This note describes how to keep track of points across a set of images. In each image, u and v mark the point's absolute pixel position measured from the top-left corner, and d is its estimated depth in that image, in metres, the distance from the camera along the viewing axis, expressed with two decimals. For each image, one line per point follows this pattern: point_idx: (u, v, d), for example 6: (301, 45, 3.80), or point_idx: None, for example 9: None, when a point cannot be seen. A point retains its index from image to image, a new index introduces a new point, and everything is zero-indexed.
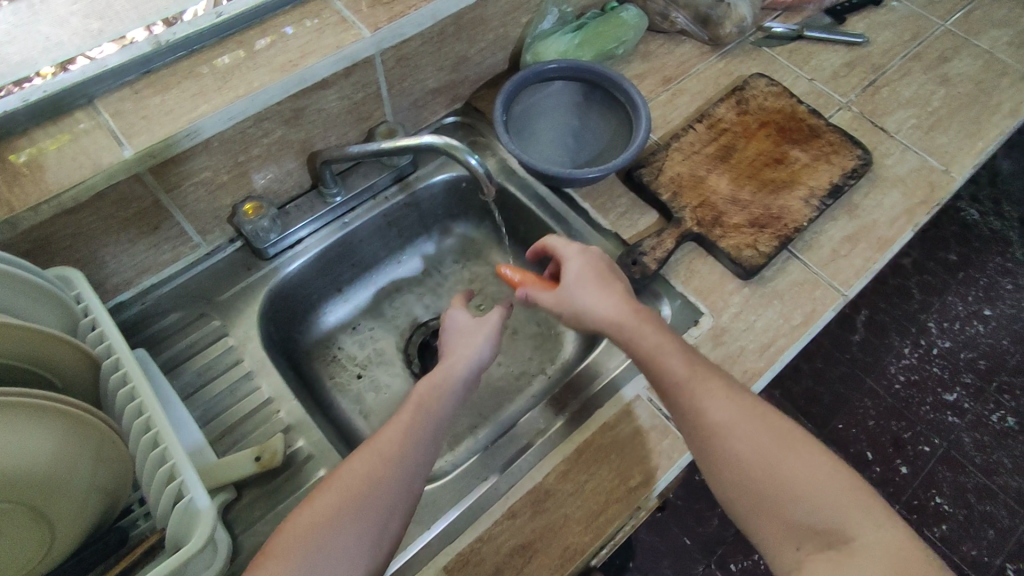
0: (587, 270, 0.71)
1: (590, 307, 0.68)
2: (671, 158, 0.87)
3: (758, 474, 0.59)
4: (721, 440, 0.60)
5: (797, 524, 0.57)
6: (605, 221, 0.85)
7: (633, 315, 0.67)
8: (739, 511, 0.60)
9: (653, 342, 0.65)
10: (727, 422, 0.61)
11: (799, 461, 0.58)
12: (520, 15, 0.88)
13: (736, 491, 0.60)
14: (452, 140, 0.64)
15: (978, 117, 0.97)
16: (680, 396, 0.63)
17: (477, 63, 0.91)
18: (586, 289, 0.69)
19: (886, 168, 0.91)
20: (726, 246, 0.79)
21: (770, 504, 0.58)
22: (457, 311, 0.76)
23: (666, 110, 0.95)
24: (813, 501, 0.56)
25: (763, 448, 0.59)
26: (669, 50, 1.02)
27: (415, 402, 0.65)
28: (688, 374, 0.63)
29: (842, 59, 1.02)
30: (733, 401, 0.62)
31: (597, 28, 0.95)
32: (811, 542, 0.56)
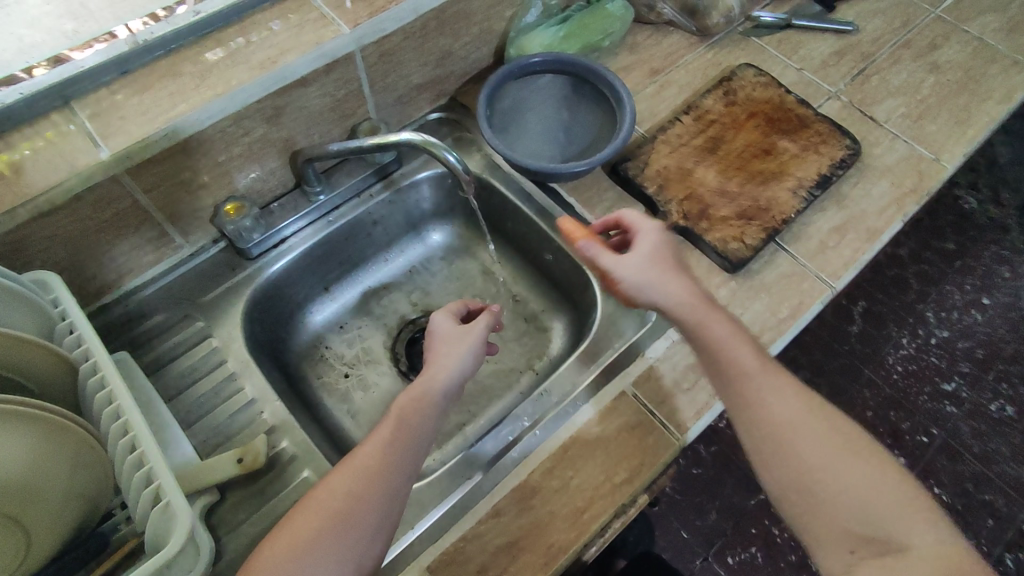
0: (660, 250, 0.70)
1: (664, 283, 0.67)
2: (657, 151, 0.86)
3: (817, 475, 0.60)
4: (783, 437, 0.62)
5: (850, 524, 0.58)
6: (591, 215, 0.84)
7: (703, 303, 0.66)
8: (790, 506, 0.61)
9: (723, 332, 0.65)
10: (790, 421, 0.62)
11: (863, 468, 0.59)
12: (504, 8, 0.87)
13: (792, 488, 0.61)
14: (429, 137, 0.63)
15: (967, 104, 0.96)
16: (746, 390, 0.64)
17: (462, 58, 0.89)
18: (657, 267, 0.69)
19: (875, 157, 0.90)
20: (713, 239, 0.79)
21: (826, 505, 0.59)
22: (442, 319, 0.75)
23: (653, 103, 0.94)
24: (870, 509, 0.58)
25: (827, 450, 0.60)
26: (657, 41, 1.00)
27: (396, 409, 0.65)
28: (759, 369, 0.64)
29: (831, 47, 1.01)
30: (801, 402, 0.63)
31: (583, 19, 0.93)
32: (866, 548, 0.57)
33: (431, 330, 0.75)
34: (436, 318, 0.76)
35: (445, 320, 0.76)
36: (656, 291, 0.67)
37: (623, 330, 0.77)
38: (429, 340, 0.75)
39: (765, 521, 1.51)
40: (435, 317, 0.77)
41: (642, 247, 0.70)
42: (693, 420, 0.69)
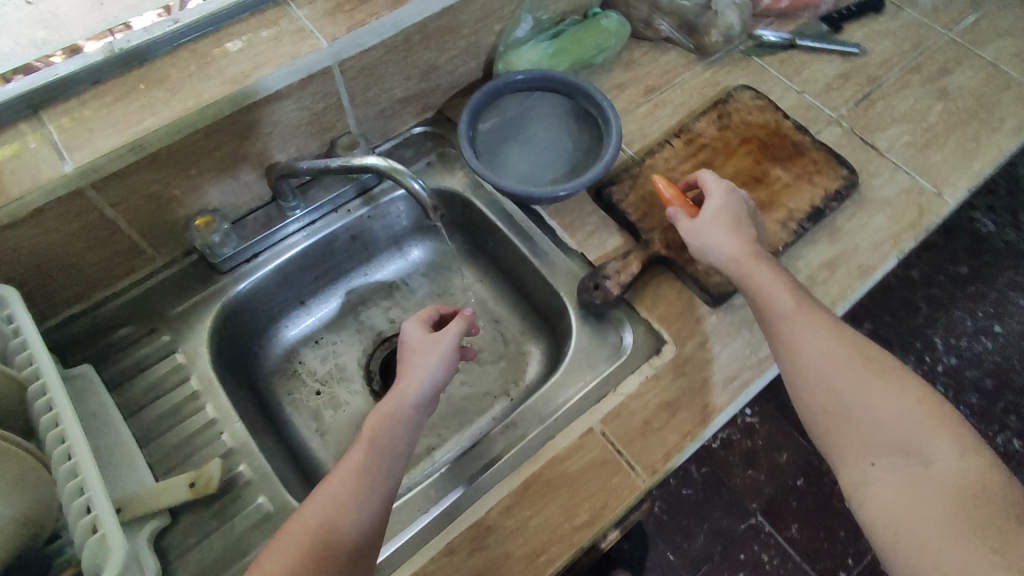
0: (725, 209, 0.74)
1: (721, 242, 0.72)
2: (644, 176, 0.83)
3: (843, 397, 0.65)
4: (814, 368, 0.66)
5: (876, 441, 0.63)
6: (572, 240, 0.81)
7: (754, 258, 0.71)
8: (820, 430, 0.66)
9: (764, 280, 0.70)
10: (822, 353, 0.67)
11: (890, 394, 0.64)
12: (493, 22, 0.85)
13: (820, 410, 0.66)
14: (396, 163, 0.61)
15: (978, 133, 0.91)
16: (780, 327, 0.69)
17: (448, 72, 0.87)
18: (718, 226, 0.73)
19: (873, 188, 0.86)
20: (694, 271, 0.76)
21: (852, 426, 0.64)
22: (415, 328, 0.74)
23: (644, 123, 0.91)
24: (895, 427, 0.62)
25: (855, 377, 0.65)
26: (654, 58, 0.96)
27: (375, 417, 0.64)
28: (794, 310, 0.68)
29: (836, 69, 0.97)
30: (833, 337, 0.67)
31: (578, 33, 0.91)
32: (887, 460, 0.62)
33: (403, 338, 0.73)
34: (408, 326, 0.74)
35: (419, 328, 0.74)
36: (711, 251, 0.73)
37: (595, 363, 0.75)
38: (401, 349, 0.73)
39: (753, 547, 1.49)
40: (408, 325, 0.75)
41: (709, 209, 0.75)
42: (661, 463, 0.67)
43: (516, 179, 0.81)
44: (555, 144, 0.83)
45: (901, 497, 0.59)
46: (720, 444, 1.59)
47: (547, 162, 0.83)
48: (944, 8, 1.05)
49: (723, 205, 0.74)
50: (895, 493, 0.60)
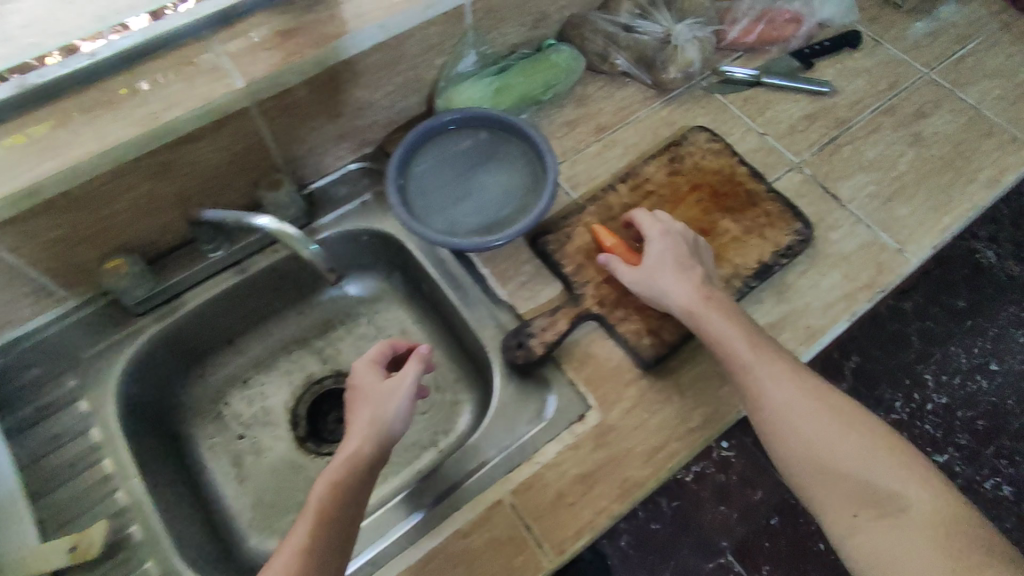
0: (667, 251, 0.70)
1: (670, 288, 0.69)
2: (583, 224, 0.79)
3: (818, 452, 0.62)
4: (784, 421, 0.64)
5: (853, 489, 0.61)
6: (503, 291, 0.77)
7: (707, 303, 0.68)
8: (797, 482, 0.63)
9: (722, 328, 0.67)
10: (791, 408, 0.64)
11: (856, 437, 0.62)
12: (434, 56, 0.80)
13: (799, 465, 0.63)
14: (287, 225, 0.69)
15: (950, 185, 0.85)
16: (746, 379, 0.65)
17: (385, 107, 0.83)
18: (664, 270, 0.70)
19: (830, 243, 0.81)
20: (625, 331, 0.72)
21: (828, 477, 0.61)
22: (367, 375, 0.71)
23: (593, 165, 0.86)
24: (868, 472, 0.61)
25: (824, 430, 0.63)
26: (609, 93, 0.92)
27: (327, 481, 0.62)
28: (755, 358, 0.65)
29: (802, 110, 0.92)
30: (795, 386, 0.65)
31: (528, 66, 0.87)
32: (869, 510, 0.60)
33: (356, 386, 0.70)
34: (360, 372, 0.71)
35: (373, 374, 0.71)
36: (664, 298, 0.69)
37: (515, 426, 0.71)
38: (354, 397, 0.70)
39: None
40: (359, 371, 0.71)
41: (652, 253, 0.71)
42: (571, 541, 0.63)
43: (451, 228, 0.76)
44: (491, 189, 0.79)
45: (888, 549, 0.58)
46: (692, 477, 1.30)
47: (483, 207, 0.78)
48: (928, 42, 0.97)
49: (666, 245, 0.71)
50: (881, 545, 0.58)
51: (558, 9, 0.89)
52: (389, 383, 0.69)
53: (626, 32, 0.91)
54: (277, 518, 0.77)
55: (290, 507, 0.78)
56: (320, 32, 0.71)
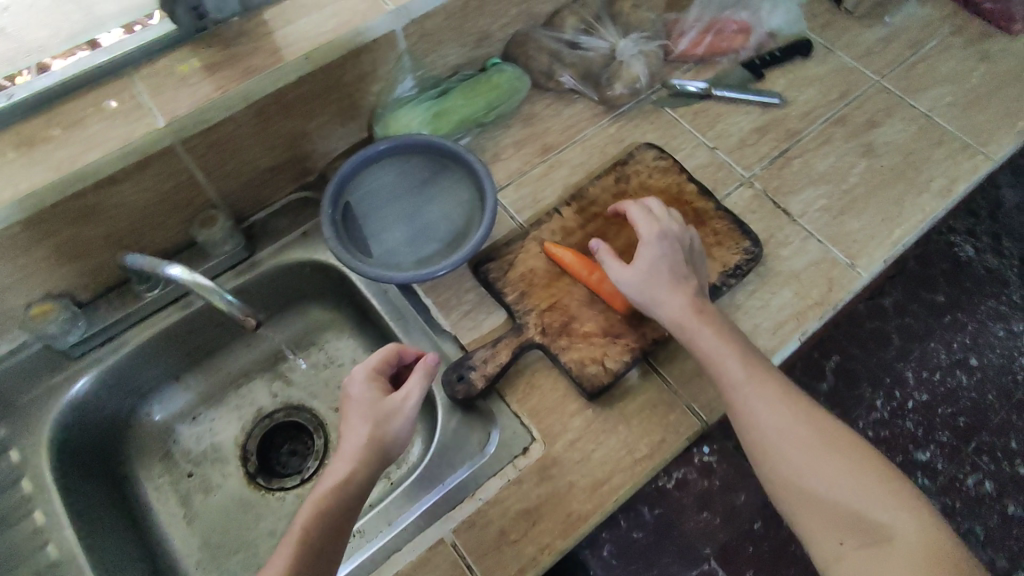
0: (664, 259, 0.69)
1: (661, 299, 0.68)
2: (526, 250, 0.77)
3: (806, 474, 0.61)
4: (773, 442, 0.63)
5: (839, 515, 0.59)
6: (445, 321, 0.75)
7: (699, 317, 0.67)
8: (783, 506, 0.62)
9: (710, 345, 0.66)
10: (780, 427, 0.63)
11: (844, 462, 0.61)
12: (368, 83, 0.80)
13: (786, 486, 0.62)
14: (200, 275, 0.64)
15: (901, 197, 0.83)
16: (735, 398, 0.65)
17: (321, 137, 0.82)
18: (656, 279, 0.68)
19: (781, 259, 0.79)
20: (569, 360, 0.70)
21: (813, 502, 0.60)
22: (369, 388, 0.66)
23: (538, 186, 0.85)
24: (854, 498, 0.59)
25: (813, 452, 0.62)
26: (556, 111, 0.90)
27: (314, 503, 0.60)
28: (745, 377, 0.65)
29: (753, 122, 0.89)
30: (787, 406, 0.64)
31: (470, 86, 0.85)
32: (855, 537, 0.58)
33: (353, 397, 0.66)
34: (360, 383, 0.66)
35: (374, 388, 0.66)
36: (654, 307, 0.68)
37: (458, 460, 0.69)
38: (348, 405, 0.66)
39: None
40: (357, 382, 0.66)
41: (646, 257, 0.69)
42: None
43: (389, 260, 0.75)
44: (433, 216, 0.78)
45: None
46: (673, 483, 1.23)
47: (422, 236, 0.77)
48: (880, 49, 0.96)
49: (661, 253, 0.69)
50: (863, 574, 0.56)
51: (501, 28, 0.87)
52: (391, 403, 0.64)
53: (571, 48, 0.90)
54: (224, 560, 0.75)
55: (237, 547, 0.76)
56: (246, 65, 0.70)
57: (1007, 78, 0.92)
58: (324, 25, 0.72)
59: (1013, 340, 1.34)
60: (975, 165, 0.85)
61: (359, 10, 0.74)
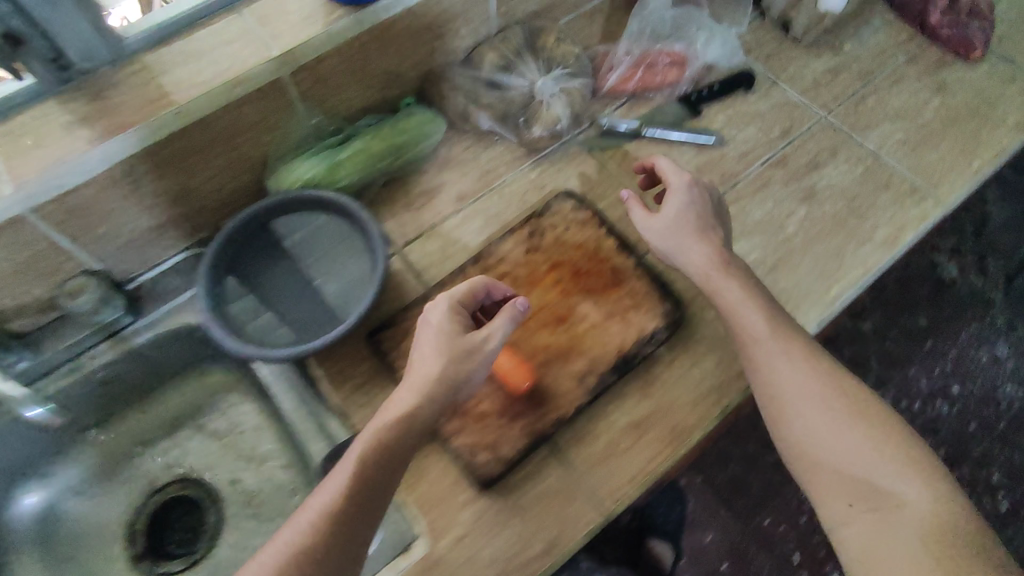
0: (691, 207, 0.69)
1: (685, 249, 0.68)
2: (424, 316, 0.71)
3: (822, 436, 0.59)
4: (793, 402, 0.60)
5: (851, 478, 0.57)
6: (335, 396, 0.69)
7: (724, 270, 0.66)
8: (796, 467, 0.60)
9: (734, 299, 0.65)
10: (802, 389, 0.61)
11: (866, 428, 0.59)
12: (260, 133, 0.73)
13: (801, 449, 0.60)
14: (13, 385, 0.71)
15: (842, 248, 0.76)
16: (757, 354, 0.63)
17: (210, 191, 0.75)
18: (682, 228, 0.68)
19: (705, 320, 0.72)
20: (460, 446, 0.63)
21: (828, 464, 0.58)
22: (451, 319, 0.61)
23: (448, 240, 0.78)
24: (870, 464, 0.57)
25: (833, 415, 0.59)
26: (475, 154, 0.83)
27: (378, 430, 0.56)
28: (770, 335, 0.63)
29: (686, 165, 0.82)
30: (812, 369, 0.61)
31: (379, 132, 0.79)
32: (864, 501, 0.56)
33: (431, 324, 0.61)
34: (441, 312, 0.61)
35: (455, 320, 0.61)
36: (679, 256, 0.68)
37: None
38: (425, 330, 0.61)
39: None
40: (439, 310, 0.61)
41: (673, 204, 0.69)
42: None
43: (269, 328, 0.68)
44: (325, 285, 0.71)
45: (877, 545, 0.54)
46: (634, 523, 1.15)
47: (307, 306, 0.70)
48: (827, 81, 0.89)
49: (688, 202, 0.69)
50: (867, 538, 0.55)
51: (411, 67, 0.81)
52: (470, 343, 0.59)
53: (489, 88, 0.82)
54: None
55: None
56: (118, 120, 0.64)
57: (961, 113, 0.85)
58: (201, 74, 0.67)
59: (996, 367, 1.26)
60: (924, 213, 0.78)
61: (241, 56, 0.68)
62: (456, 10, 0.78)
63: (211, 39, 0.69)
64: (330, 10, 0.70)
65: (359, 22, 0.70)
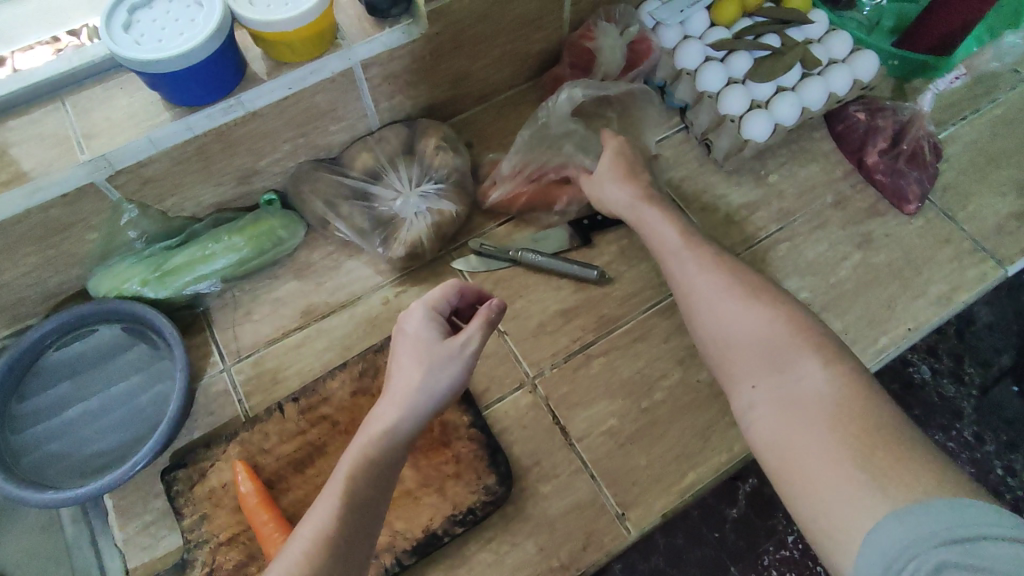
0: (620, 154, 0.74)
1: (614, 191, 0.72)
2: (227, 455, 0.65)
3: (726, 328, 0.57)
4: (699, 303, 0.60)
5: (756, 362, 0.54)
6: (118, 533, 0.63)
7: (649, 198, 0.69)
8: (714, 368, 0.58)
9: (656, 220, 0.67)
10: (707, 287, 0.60)
11: (763, 315, 0.55)
12: (81, 232, 0.67)
13: (709, 339, 0.58)
14: None
15: (709, 426, 0.67)
16: (672, 263, 0.64)
17: (31, 285, 0.69)
18: (613, 175, 0.72)
19: (536, 497, 0.64)
20: None
21: (733, 360, 0.56)
22: (428, 326, 0.57)
23: (282, 363, 0.71)
24: (767, 346, 0.54)
25: (737, 305, 0.57)
26: (336, 263, 0.76)
27: (366, 445, 0.50)
28: (681, 243, 0.64)
29: (561, 301, 0.73)
30: (715, 268, 0.61)
31: (221, 236, 0.72)
32: (768, 380, 0.52)
33: (407, 333, 0.57)
34: (416, 321, 0.57)
35: (433, 327, 0.57)
36: (610, 202, 0.72)
37: None
38: (401, 342, 0.57)
39: None
40: (416, 319, 0.57)
41: (605, 156, 0.74)
42: None
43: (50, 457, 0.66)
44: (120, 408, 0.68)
45: (781, 429, 0.49)
46: None
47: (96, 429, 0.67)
48: (742, 217, 0.79)
49: (615, 150, 0.74)
50: (773, 419, 0.50)
51: (272, 163, 0.74)
52: (447, 349, 0.55)
53: (354, 199, 0.75)
54: None
55: None
56: None
57: (880, 276, 0.75)
58: None
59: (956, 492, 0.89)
60: None
61: (45, 158, 0.60)
62: (321, 109, 0.71)
63: (22, 133, 0.61)
64: (158, 109, 0.63)
65: (188, 127, 0.63)
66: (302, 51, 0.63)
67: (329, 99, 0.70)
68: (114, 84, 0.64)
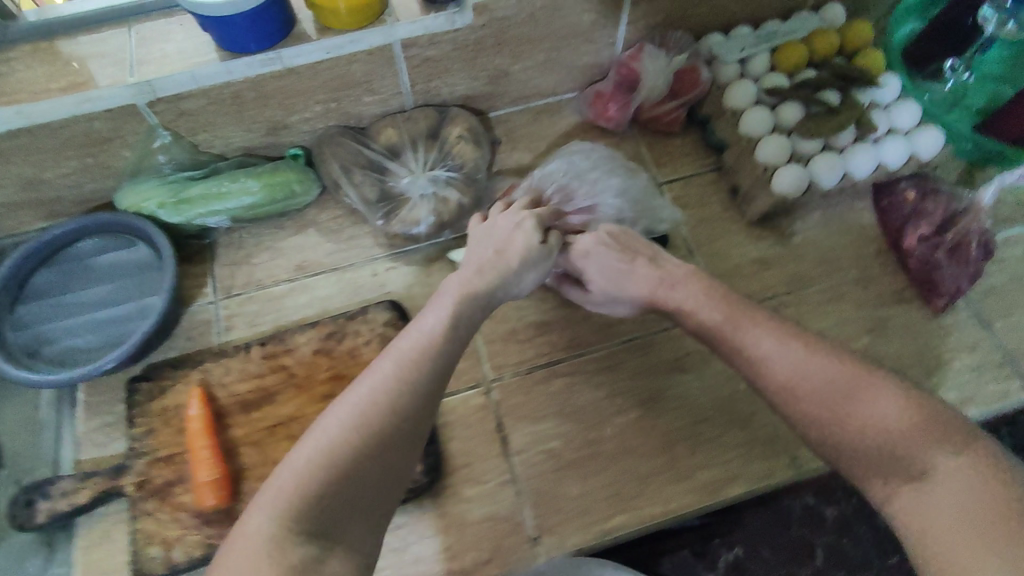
0: (602, 267, 0.64)
1: (626, 292, 0.63)
2: (187, 382, 0.68)
3: (833, 407, 0.50)
4: (795, 387, 0.52)
5: (879, 445, 0.48)
6: (80, 425, 0.68)
7: (665, 286, 0.61)
8: (830, 454, 0.51)
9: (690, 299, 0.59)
10: (808, 380, 0.51)
11: (868, 389, 0.50)
12: (116, 148, 0.72)
13: (813, 425, 0.51)
14: None
15: (651, 475, 0.64)
16: (737, 343, 0.55)
17: (66, 186, 0.75)
18: (614, 287, 0.64)
19: (457, 498, 0.63)
20: (143, 528, 0.62)
21: (852, 445, 0.49)
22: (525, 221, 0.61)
23: (263, 309, 0.74)
24: (888, 432, 0.48)
25: (838, 376, 0.51)
26: (340, 227, 0.79)
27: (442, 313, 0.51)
28: (727, 324, 0.56)
29: (538, 314, 0.72)
30: (799, 343, 0.53)
31: (240, 177, 0.75)
32: (899, 476, 0.47)
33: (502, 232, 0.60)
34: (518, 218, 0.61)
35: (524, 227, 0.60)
36: (623, 300, 0.65)
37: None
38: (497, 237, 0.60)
39: None
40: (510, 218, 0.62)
41: (593, 276, 0.65)
42: None
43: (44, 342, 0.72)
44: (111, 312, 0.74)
45: (938, 532, 0.43)
46: None
47: (89, 326, 0.73)
48: (750, 272, 0.75)
49: (599, 267, 0.64)
50: (916, 521, 0.45)
51: (302, 121, 0.77)
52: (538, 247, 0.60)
53: (369, 169, 0.77)
54: None
55: None
56: None
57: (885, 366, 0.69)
58: (54, 80, 0.65)
59: None
60: (768, 471, 0.64)
61: (98, 74, 0.66)
62: (356, 78, 0.73)
63: (88, 49, 0.67)
64: (206, 49, 0.67)
65: (227, 70, 0.67)
66: (349, 18, 0.66)
67: (365, 70, 0.72)
68: (173, 19, 0.69)
